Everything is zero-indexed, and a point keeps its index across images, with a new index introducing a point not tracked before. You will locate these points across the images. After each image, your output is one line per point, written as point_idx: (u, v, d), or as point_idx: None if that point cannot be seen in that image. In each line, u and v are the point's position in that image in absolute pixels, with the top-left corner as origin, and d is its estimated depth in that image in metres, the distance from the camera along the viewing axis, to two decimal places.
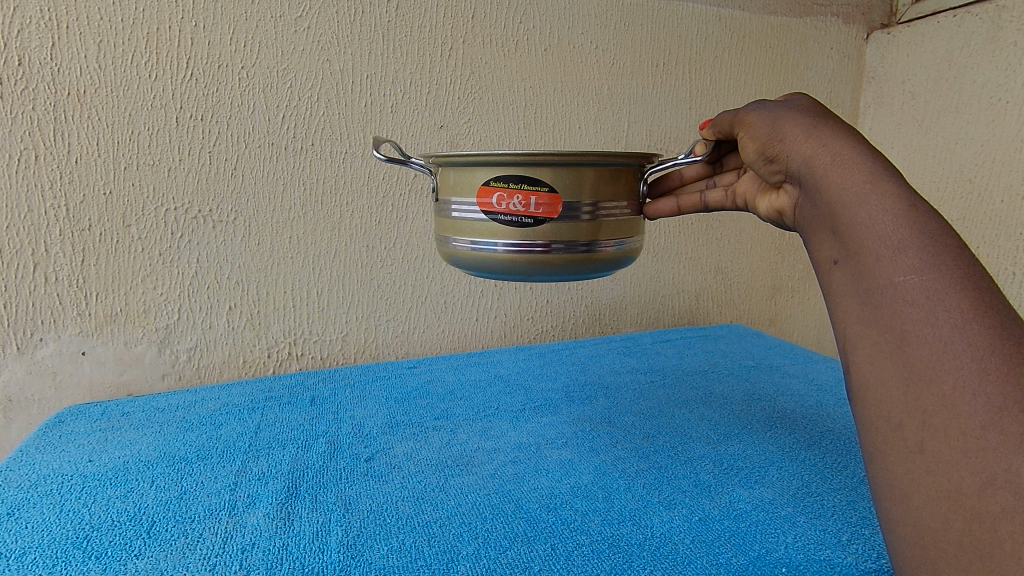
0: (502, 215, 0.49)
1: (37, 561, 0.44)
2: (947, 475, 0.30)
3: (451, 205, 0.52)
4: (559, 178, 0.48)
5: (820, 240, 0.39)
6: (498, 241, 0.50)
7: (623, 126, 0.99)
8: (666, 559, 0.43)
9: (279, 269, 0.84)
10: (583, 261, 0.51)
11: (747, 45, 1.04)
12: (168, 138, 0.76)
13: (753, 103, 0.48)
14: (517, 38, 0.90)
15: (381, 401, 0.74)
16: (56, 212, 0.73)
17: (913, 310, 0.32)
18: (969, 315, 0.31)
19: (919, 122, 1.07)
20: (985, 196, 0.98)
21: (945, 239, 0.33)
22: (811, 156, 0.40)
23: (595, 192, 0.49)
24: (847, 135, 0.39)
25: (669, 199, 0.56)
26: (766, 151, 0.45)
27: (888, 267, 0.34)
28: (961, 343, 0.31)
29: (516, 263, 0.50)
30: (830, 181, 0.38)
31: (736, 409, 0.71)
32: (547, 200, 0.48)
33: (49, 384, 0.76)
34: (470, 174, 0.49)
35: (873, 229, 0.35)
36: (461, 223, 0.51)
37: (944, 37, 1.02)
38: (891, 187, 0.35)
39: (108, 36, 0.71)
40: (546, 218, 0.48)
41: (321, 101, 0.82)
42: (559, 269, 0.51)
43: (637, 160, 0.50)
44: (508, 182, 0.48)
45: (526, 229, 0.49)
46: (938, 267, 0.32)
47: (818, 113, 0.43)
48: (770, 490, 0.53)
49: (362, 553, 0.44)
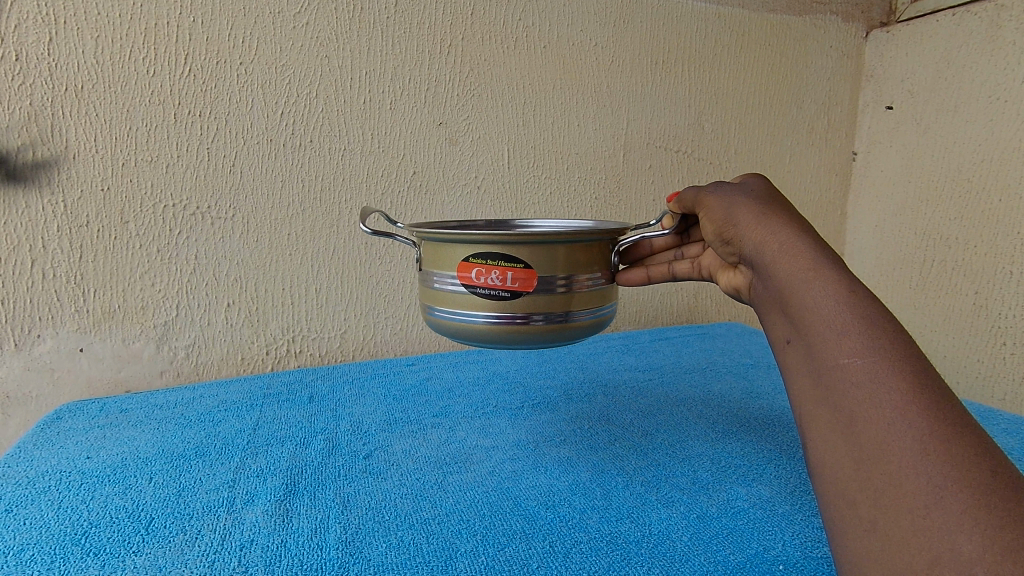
0: (480, 288, 0.49)
1: (34, 558, 0.43)
2: (899, 554, 0.29)
3: (433, 278, 0.52)
4: (535, 254, 0.48)
5: (778, 320, 0.41)
6: (476, 316, 0.50)
7: (623, 124, 0.99)
8: (664, 556, 0.43)
9: (277, 266, 0.84)
10: (559, 331, 0.50)
11: (746, 43, 1.04)
12: (166, 134, 0.76)
13: (710, 184, 0.50)
14: (516, 36, 0.90)
15: (379, 398, 0.74)
16: (53, 208, 0.72)
17: (858, 391, 0.33)
18: (908, 395, 0.32)
19: (918, 121, 1.06)
20: (983, 195, 0.97)
21: (883, 323, 0.34)
22: (761, 244, 0.42)
23: (570, 265, 0.49)
24: (794, 225, 0.42)
25: (639, 270, 0.56)
26: (722, 234, 0.47)
27: (834, 350, 0.35)
28: (904, 425, 0.31)
29: (495, 335, 0.50)
30: (779, 268, 0.40)
31: (734, 407, 0.71)
32: (523, 274, 0.48)
33: (46, 380, 0.76)
34: (451, 249, 0.49)
35: (820, 314, 0.36)
36: (441, 295, 0.51)
37: (943, 36, 1.01)
38: (834, 276, 0.37)
39: (106, 31, 0.71)
40: (523, 292, 0.48)
41: (320, 98, 0.81)
42: (537, 340, 0.50)
43: (609, 235, 0.51)
44: (486, 259, 0.48)
45: (504, 303, 0.49)
46: (879, 350, 0.33)
47: (768, 201, 0.45)
48: (767, 488, 0.53)
49: (360, 550, 0.44)
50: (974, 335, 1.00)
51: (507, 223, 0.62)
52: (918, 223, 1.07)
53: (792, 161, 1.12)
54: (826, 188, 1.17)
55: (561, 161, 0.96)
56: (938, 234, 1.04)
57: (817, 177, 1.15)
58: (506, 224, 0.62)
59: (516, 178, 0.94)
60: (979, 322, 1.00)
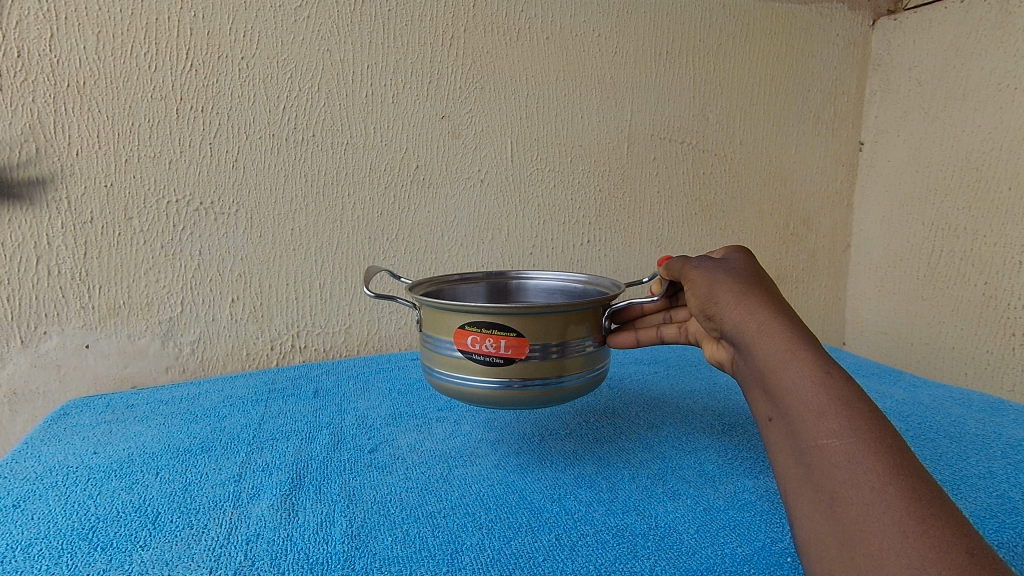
0: (476, 354, 0.48)
1: (43, 552, 0.44)
2: None
3: (431, 341, 0.52)
4: (528, 323, 0.47)
5: (757, 396, 0.41)
6: (472, 380, 0.49)
7: (627, 116, 0.98)
8: (671, 548, 0.43)
9: (281, 261, 0.83)
10: (554, 394, 0.50)
11: (751, 33, 1.03)
12: (168, 130, 0.76)
13: (695, 258, 0.50)
14: (519, 27, 0.89)
15: (383, 392, 0.74)
16: (58, 204, 0.73)
17: (839, 473, 0.32)
18: (885, 479, 0.31)
19: (925, 110, 1.05)
20: (992, 184, 0.96)
21: (860, 405, 0.34)
22: (740, 324, 0.42)
23: (562, 331, 0.49)
24: (773, 306, 0.42)
25: (628, 333, 0.54)
26: (705, 310, 0.46)
27: (812, 431, 0.34)
28: (881, 506, 0.30)
29: (490, 399, 0.49)
30: (757, 348, 0.40)
31: (739, 399, 0.71)
32: (515, 341, 0.47)
33: (53, 376, 0.76)
34: (445, 317, 0.49)
35: (798, 394, 0.36)
36: (439, 358, 0.51)
37: (951, 23, 0.99)
38: (809, 356, 0.37)
39: (107, 27, 0.71)
40: (516, 359, 0.48)
41: (322, 91, 0.81)
42: (532, 402, 0.50)
43: (600, 302, 0.50)
44: (480, 327, 0.48)
45: (498, 370, 0.48)
46: (856, 433, 0.33)
47: (749, 281, 0.45)
48: (774, 480, 0.52)
49: (366, 544, 0.44)
50: (982, 325, 1.00)
51: (504, 274, 0.64)
52: (926, 213, 1.06)
53: (797, 152, 1.11)
54: (832, 179, 1.16)
55: (564, 154, 0.95)
56: (946, 224, 1.03)
57: (823, 169, 1.14)
58: (504, 275, 0.65)
59: (519, 171, 0.93)
60: (988, 312, 0.99)
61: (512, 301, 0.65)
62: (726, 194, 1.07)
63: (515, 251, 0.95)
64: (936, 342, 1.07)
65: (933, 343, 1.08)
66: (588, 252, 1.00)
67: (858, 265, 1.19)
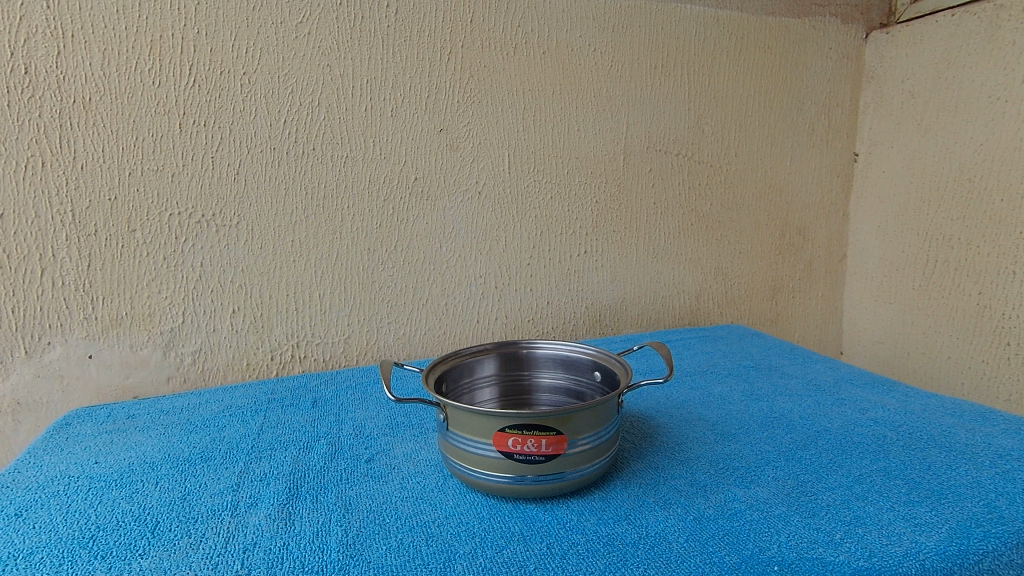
0: (516, 454, 0.49)
1: (44, 560, 0.44)
2: None
3: (463, 440, 0.51)
4: (565, 421, 0.48)
5: None
6: (515, 475, 0.50)
7: (623, 128, 0.99)
8: (660, 557, 0.44)
9: (281, 273, 0.85)
10: (592, 476, 0.52)
11: (746, 46, 1.05)
12: (172, 144, 0.77)
13: None
14: (516, 42, 0.91)
15: (381, 402, 0.75)
16: (63, 217, 0.74)
17: None
18: None
19: (918, 122, 1.06)
20: (985, 195, 0.97)
21: None
22: None
23: (594, 422, 0.50)
24: None
25: None
26: None
27: None
28: None
29: (536, 490, 0.50)
30: None
31: (734, 409, 0.71)
32: (555, 439, 0.48)
33: (56, 387, 0.77)
34: (480, 420, 0.49)
35: None
36: (474, 457, 0.50)
37: (942, 37, 1.01)
38: None
39: (113, 45, 0.73)
40: (556, 455, 0.49)
41: (322, 106, 0.83)
42: (574, 487, 0.51)
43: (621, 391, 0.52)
44: (521, 429, 0.48)
45: (540, 465, 0.49)
46: None
47: None
48: (765, 489, 0.53)
49: (361, 552, 0.45)
50: (978, 335, 1.00)
51: (515, 344, 0.66)
52: (920, 224, 1.07)
53: (793, 164, 1.13)
54: (828, 189, 1.17)
55: (561, 167, 0.97)
56: (940, 234, 1.04)
57: (818, 180, 1.15)
58: (513, 345, 0.66)
59: (516, 183, 0.94)
60: (983, 322, 0.99)
61: (524, 369, 0.66)
62: (722, 205, 1.08)
63: (512, 261, 0.96)
64: (932, 352, 1.08)
65: (929, 353, 1.08)
66: (585, 263, 1.01)
67: (854, 274, 1.20)
